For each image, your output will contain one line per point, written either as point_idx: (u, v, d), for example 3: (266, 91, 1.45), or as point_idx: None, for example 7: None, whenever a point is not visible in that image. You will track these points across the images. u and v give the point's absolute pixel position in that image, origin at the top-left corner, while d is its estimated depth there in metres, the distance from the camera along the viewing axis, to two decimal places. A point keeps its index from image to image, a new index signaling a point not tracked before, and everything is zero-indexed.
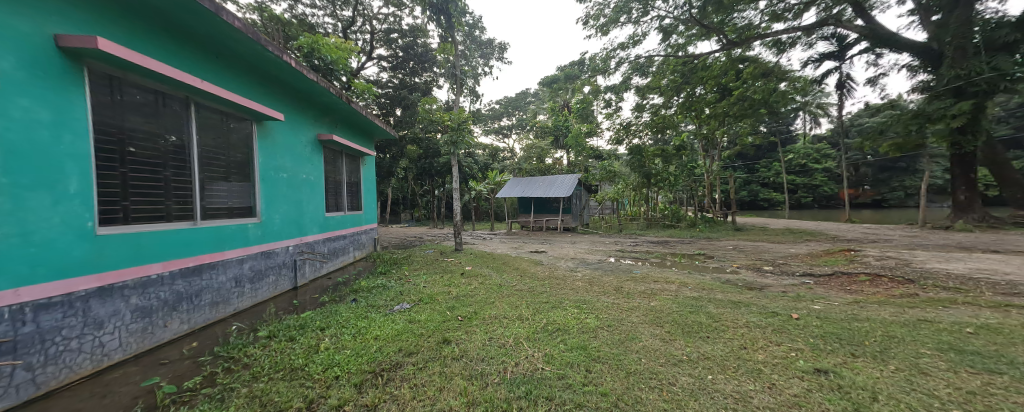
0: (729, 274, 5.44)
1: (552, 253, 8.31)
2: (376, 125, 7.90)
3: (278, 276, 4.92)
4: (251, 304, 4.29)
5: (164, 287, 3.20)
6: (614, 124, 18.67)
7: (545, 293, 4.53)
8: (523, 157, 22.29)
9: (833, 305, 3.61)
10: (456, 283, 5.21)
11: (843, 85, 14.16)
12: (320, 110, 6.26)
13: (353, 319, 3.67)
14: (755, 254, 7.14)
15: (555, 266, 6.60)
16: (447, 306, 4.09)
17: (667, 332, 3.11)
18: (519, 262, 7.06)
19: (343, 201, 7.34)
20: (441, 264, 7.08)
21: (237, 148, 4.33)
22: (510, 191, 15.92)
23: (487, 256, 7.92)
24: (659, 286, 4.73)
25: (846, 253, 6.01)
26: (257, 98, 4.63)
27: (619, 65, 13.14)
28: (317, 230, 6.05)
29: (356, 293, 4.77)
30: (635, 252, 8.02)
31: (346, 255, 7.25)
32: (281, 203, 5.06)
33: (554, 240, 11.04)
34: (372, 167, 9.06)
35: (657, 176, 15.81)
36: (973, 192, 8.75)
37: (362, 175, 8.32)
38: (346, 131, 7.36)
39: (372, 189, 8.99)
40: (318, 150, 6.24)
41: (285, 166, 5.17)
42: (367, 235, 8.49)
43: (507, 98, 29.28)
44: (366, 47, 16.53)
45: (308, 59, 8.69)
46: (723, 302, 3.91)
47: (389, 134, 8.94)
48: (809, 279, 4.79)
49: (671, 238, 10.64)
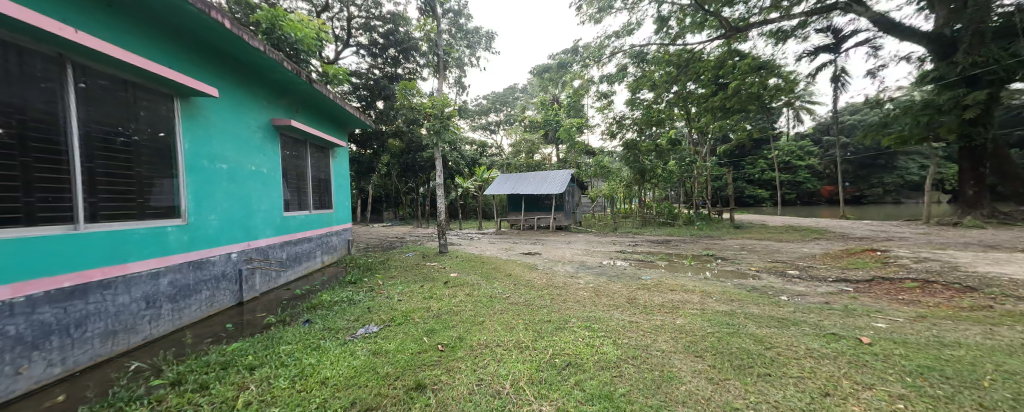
0: (751, 279, 4.80)
1: (547, 254, 7.56)
2: (347, 112, 6.95)
3: (216, 292, 3.98)
4: (171, 330, 3.34)
5: (16, 319, 2.25)
6: (606, 118, 18.06)
7: (546, 309, 3.74)
8: (512, 153, 21.45)
9: (899, 324, 2.96)
10: (438, 295, 4.37)
11: (837, 79, 13.89)
12: (274, 89, 5.27)
13: (299, 352, 2.77)
14: (768, 254, 6.56)
15: (553, 271, 5.83)
16: (425, 328, 3.24)
17: (714, 368, 2.36)
18: (511, 266, 6.26)
19: (309, 198, 6.39)
20: (422, 269, 6.22)
21: (152, 131, 3.36)
22: (499, 188, 15.07)
23: (475, 259, 7.10)
24: (680, 296, 4.01)
25: (873, 254, 5.44)
26: (182, 67, 3.67)
27: (613, 55, 12.45)
28: (272, 233, 5.10)
29: (312, 311, 3.86)
30: (638, 253, 7.36)
31: (312, 261, 6.30)
32: (221, 202, 4.11)
33: (546, 240, 10.27)
34: (344, 160, 8.09)
35: (650, 172, 15.34)
36: (982, 188, 8.47)
37: (332, 170, 7.34)
38: (311, 117, 6.38)
39: (346, 185, 8.07)
40: (273, 138, 5.28)
41: (223, 154, 4.18)
42: (338, 236, 7.50)
43: (495, 92, 28.35)
44: (343, 33, 15.32)
45: (268, 37, 7.58)
46: (762, 319, 3.21)
47: (364, 123, 8.00)
48: (847, 285, 4.16)
49: (671, 236, 10.02)
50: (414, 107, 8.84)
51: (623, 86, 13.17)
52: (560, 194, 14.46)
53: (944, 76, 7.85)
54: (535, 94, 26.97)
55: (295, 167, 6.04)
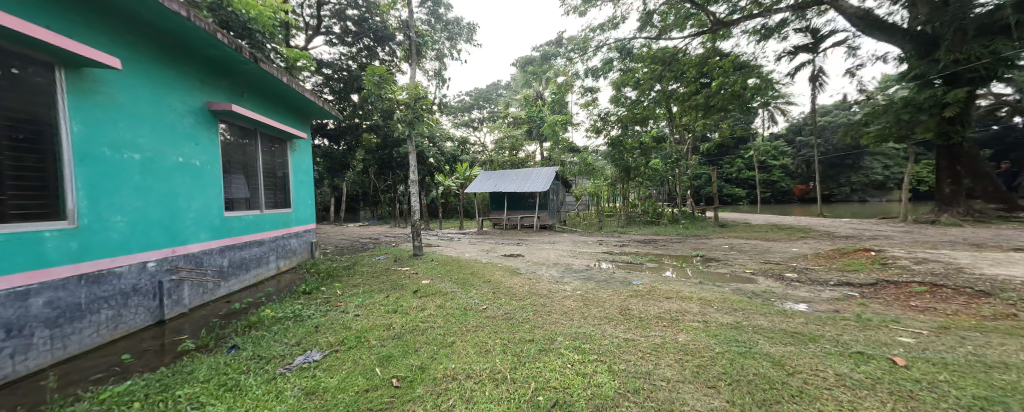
0: (748, 283, 4.46)
1: (530, 257, 7.06)
2: (306, 98, 6.20)
3: (123, 311, 3.23)
4: (49, 362, 2.61)
5: None
6: (591, 115, 17.77)
7: (528, 325, 3.21)
8: (495, 150, 20.85)
9: (927, 338, 2.61)
10: (404, 308, 3.77)
11: (815, 78, 14.07)
12: (210, 67, 4.48)
13: (205, 395, 2.12)
14: (759, 254, 6.30)
15: (536, 276, 5.31)
16: (380, 355, 2.64)
17: (735, 405, 1.90)
18: (491, 270, 5.71)
19: (261, 196, 5.63)
20: (391, 275, 5.58)
21: (18, 108, 2.60)
22: (481, 186, 14.47)
23: (452, 263, 6.50)
24: (678, 306, 3.58)
25: (869, 255, 5.21)
26: (69, 29, 2.88)
27: (598, 49, 12.09)
28: (208, 236, 4.34)
29: (246, 332, 3.18)
30: (626, 254, 6.96)
31: (263, 268, 5.54)
32: (129, 199, 3.35)
33: (529, 241, 9.75)
34: (306, 154, 7.29)
35: (635, 170, 15.11)
36: (958, 186, 8.62)
37: (290, 164, 6.55)
38: (262, 103, 5.58)
39: (308, 182, 7.29)
40: (210, 125, 4.50)
41: (135, 141, 3.43)
42: (297, 238, 6.72)
43: (477, 89, 27.69)
44: (313, 20, 14.32)
45: (214, 12, 6.66)
46: (774, 333, 2.81)
47: (328, 113, 7.25)
48: (851, 290, 3.85)
49: (657, 236, 9.76)
50: (385, 96, 8.09)
51: (608, 81, 12.86)
52: (544, 192, 14.02)
53: (925, 75, 7.73)
54: (518, 91, 26.45)
55: (242, 159, 5.27)
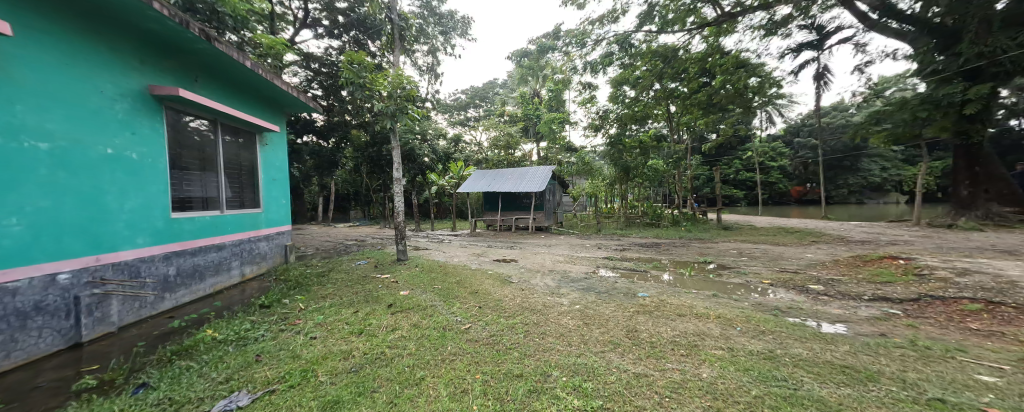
0: (768, 296, 3.94)
1: (524, 262, 6.51)
2: (275, 87, 5.61)
3: (18, 335, 2.63)
4: None
5: None
6: (589, 114, 17.27)
7: (517, 354, 2.63)
8: (491, 148, 20.29)
9: (1017, 378, 2.08)
10: (372, 328, 3.18)
11: (820, 76, 13.63)
12: (152, 46, 3.89)
13: None
14: (773, 261, 5.79)
15: (530, 286, 4.76)
16: (324, 400, 2.05)
17: None
18: (480, 279, 5.13)
19: (220, 195, 5.03)
20: (367, 285, 4.99)
21: None
22: (474, 185, 13.91)
23: (438, 270, 5.91)
24: (694, 326, 3.03)
25: (898, 263, 4.69)
26: None
27: (597, 42, 11.56)
28: (146, 241, 3.75)
29: (169, 362, 2.58)
30: (627, 260, 6.43)
31: (222, 276, 4.94)
32: (32, 198, 2.76)
33: (525, 244, 9.20)
34: (280, 149, 6.68)
35: (635, 170, 14.62)
36: (976, 188, 8.36)
37: (259, 159, 5.94)
38: (221, 89, 4.98)
39: (282, 179, 6.69)
40: (152, 112, 3.91)
41: (41, 127, 2.84)
42: (267, 242, 6.11)
43: (473, 87, 27.19)
44: (299, 11, 13.67)
45: None
46: (819, 368, 2.26)
47: (303, 104, 6.65)
48: (892, 307, 3.33)
49: (659, 239, 9.24)
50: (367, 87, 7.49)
51: (607, 78, 12.36)
52: (540, 193, 13.47)
53: (943, 70, 7.42)
54: (514, 89, 25.92)
55: (197, 153, 4.68)
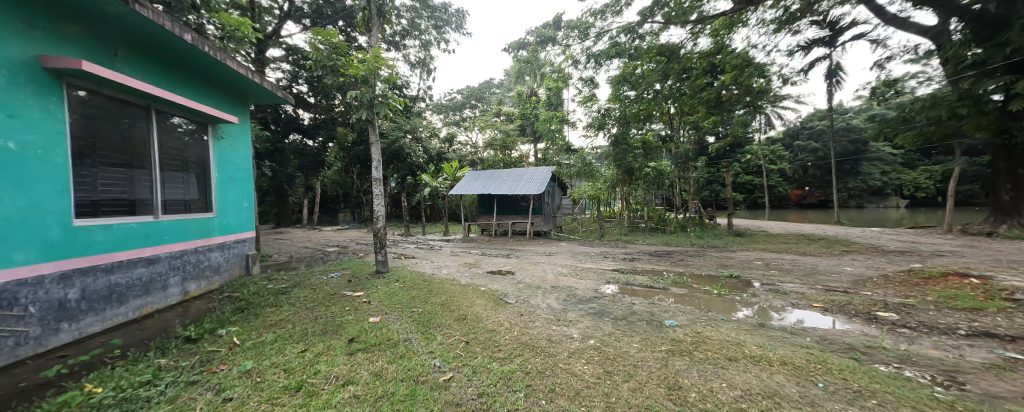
0: (830, 328, 3.13)
1: (523, 275, 5.67)
2: (227, 68, 4.75)
3: None
4: None
5: None
6: (589, 112, 16.55)
7: None
8: (487, 149, 19.52)
9: None
10: (314, 385, 2.28)
11: (833, 74, 12.97)
12: (44, 6, 3.04)
13: None
14: (810, 276, 5.01)
15: (530, 309, 3.94)
16: None
17: None
18: (469, 299, 4.28)
19: (153, 197, 4.15)
20: (332, 307, 4.09)
21: None
22: (467, 187, 13.07)
23: (421, 285, 5.02)
24: (758, 381, 2.20)
25: (970, 284, 3.91)
26: None
27: (599, 36, 10.79)
28: (30, 257, 2.89)
29: None
30: (640, 274, 5.62)
31: (154, 296, 4.05)
32: None
33: (522, 252, 8.39)
34: (242, 144, 5.79)
35: (638, 171, 13.91)
36: (1019, 192, 7.94)
37: (209, 154, 5.04)
38: (154, 69, 4.11)
39: (244, 179, 5.80)
40: (44, 90, 3.05)
41: None
42: (221, 252, 5.21)
43: (469, 87, 26.48)
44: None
45: None
46: None
47: (268, 92, 5.78)
48: (1008, 349, 2.52)
49: (669, 247, 8.46)
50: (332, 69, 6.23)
51: (611, 74, 11.62)
52: (538, 195, 12.64)
53: (986, 62, 6.72)
54: (511, 88, 25.18)
55: (121, 146, 3.81)
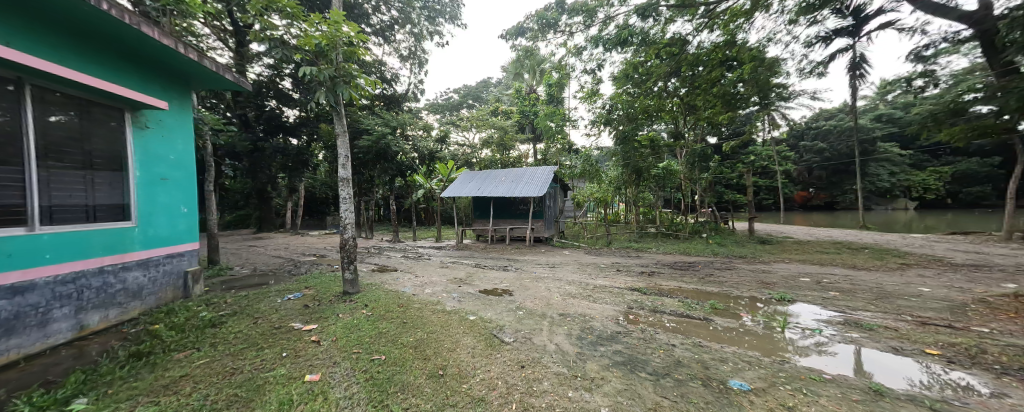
0: (949, 387, 2.23)
1: (523, 298, 4.61)
2: (140, 34, 3.70)
3: None
4: None
5: None
6: (592, 110, 15.55)
7: None
8: (483, 148, 18.47)
9: None
10: None
11: (856, 66, 12.02)
12: None
13: None
14: (884, 300, 3.99)
15: (537, 354, 2.89)
16: None
17: None
18: (453, 338, 3.22)
19: (28, 202, 3.10)
20: (267, 350, 3.01)
21: None
22: (461, 188, 12.02)
23: (395, 313, 3.95)
24: None
25: None
26: None
27: (604, 23, 9.74)
28: None
29: None
30: (665, 295, 4.62)
31: (21, 337, 2.96)
32: None
33: (522, 263, 7.35)
34: (178, 135, 4.72)
35: (647, 170, 12.87)
36: None
37: (124, 145, 3.97)
38: (26, 29, 3.08)
39: (183, 179, 4.76)
40: None
41: None
42: (142, 271, 4.13)
43: (464, 85, 25.43)
44: None
45: None
46: None
47: (206, 72, 4.70)
48: None
49: (689, 257, 7.42)
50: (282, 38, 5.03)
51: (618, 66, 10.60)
52: (539, 197, 11.59)
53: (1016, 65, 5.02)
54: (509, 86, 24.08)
55: None
